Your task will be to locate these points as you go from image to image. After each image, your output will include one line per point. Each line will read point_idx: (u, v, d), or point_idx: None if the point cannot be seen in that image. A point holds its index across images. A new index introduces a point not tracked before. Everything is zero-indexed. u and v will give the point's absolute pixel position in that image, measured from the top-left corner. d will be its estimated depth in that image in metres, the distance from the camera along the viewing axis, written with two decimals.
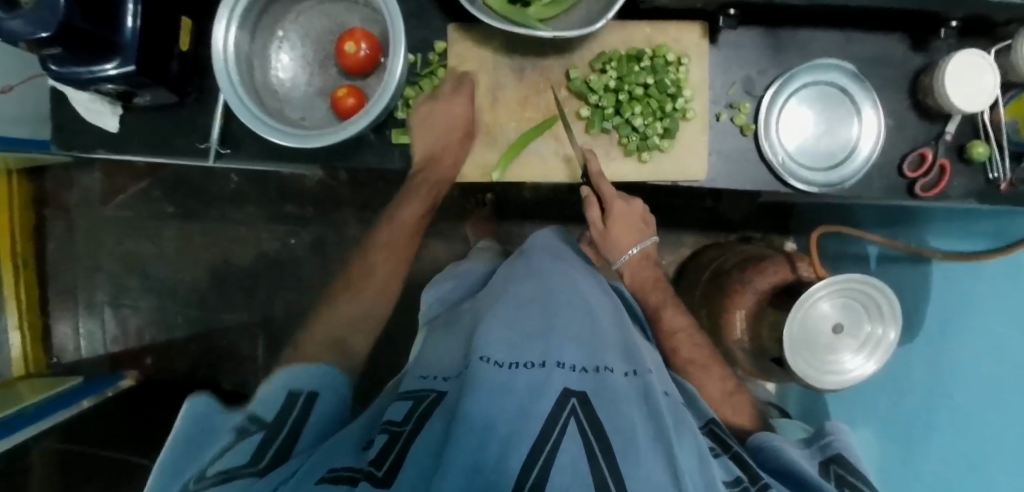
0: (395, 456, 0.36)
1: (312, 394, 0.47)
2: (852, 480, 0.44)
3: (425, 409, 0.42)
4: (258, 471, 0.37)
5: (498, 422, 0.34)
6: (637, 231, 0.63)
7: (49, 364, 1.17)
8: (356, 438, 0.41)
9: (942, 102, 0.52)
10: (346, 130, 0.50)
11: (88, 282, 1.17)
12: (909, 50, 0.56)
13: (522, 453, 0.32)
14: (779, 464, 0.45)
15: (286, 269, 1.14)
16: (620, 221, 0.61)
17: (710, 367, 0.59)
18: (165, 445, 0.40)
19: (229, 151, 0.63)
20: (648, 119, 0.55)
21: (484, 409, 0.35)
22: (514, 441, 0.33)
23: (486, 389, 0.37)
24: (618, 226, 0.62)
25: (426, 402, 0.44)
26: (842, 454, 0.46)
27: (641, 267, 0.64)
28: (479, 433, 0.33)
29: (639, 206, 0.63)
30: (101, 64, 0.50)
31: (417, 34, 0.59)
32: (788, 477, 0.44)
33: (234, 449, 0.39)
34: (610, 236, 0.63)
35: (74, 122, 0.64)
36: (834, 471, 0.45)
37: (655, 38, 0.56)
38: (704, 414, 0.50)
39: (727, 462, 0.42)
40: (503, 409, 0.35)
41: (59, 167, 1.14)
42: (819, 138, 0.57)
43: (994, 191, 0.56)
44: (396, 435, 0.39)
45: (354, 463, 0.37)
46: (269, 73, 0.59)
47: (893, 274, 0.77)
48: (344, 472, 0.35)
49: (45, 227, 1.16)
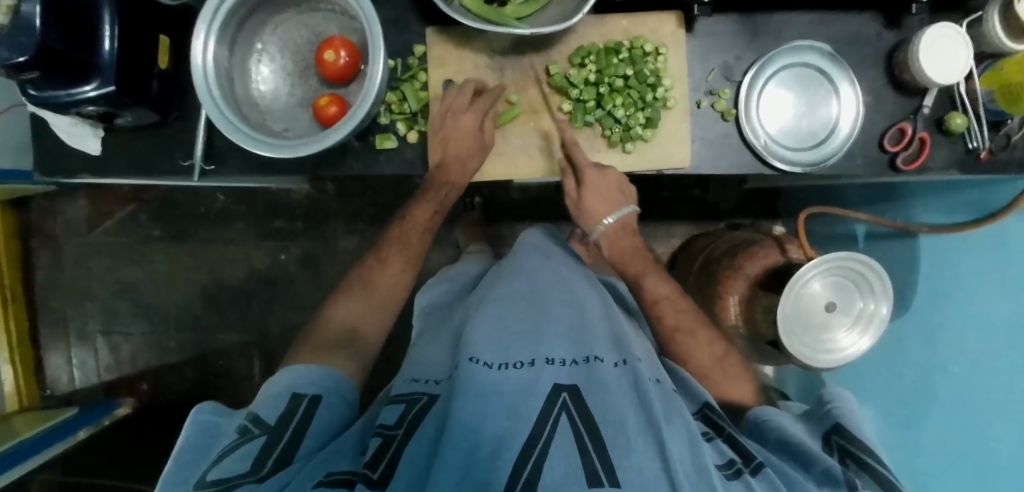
0: (390, 458, 0.37)
1: (316, 397, 0.47)
2: (852, 449, 0.43)
3: (417, 414, 0.42)
4: (255, 476, 0.37)
5: (486, 427, 0.35)
6: (617, 201, 0.59)
7: (42, 396, 1.15)
8: (355, 440, 0.42)
9: (918, 76, 0.53)
10: (330, 136, 0.50)
11: (78, 310, 1.16)
12: (881, 28, 0.57)
13: (512, 457, 0.33)
14: (780, 438, 0.45)
15: (279, 285, 1.14)
16: (597, 192, 0.58)
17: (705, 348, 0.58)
18: (174, 451, 0.42)
19: (213, 167, 0.62)
20: (630, 110, 0.56)
21: (473, 417, 0.35)
22: (502, 446, 0.34)
23: (474, 391, 0.38)
24: (592, 197, 0.58)
25: (420, 404, 0.44)
26: (842, 425, 0.45)
27: (618, 236, 0.63)
28: (469, 440, 0.34)
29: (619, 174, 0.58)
30: (79, 86, 0.50)
31: (396, 39, 0.59)
32: (790, 453, 0.44)
33: (238, 450, 0.39)
34: (583, 207, 0.60)
35: (55, 148, 0.64)
36: (835, 444, 0.44)
37: (632, 30, 0.57)
38: (699, 399, 0.50)
39: (720, 445, 0.42)
40: (493, 413, 0.36)
41: (42, 197, 1.13)
42: (800, 119, 0.57)
43: (975, 161, 0.57)
44: (389, 439, 0.39)
45: (353, 466, 0.38)
46: (250, 86, 0.59)
47: (882, 250, 0.78)
48: (340, 476, 0.37)
49: (32, 258, 1.15)
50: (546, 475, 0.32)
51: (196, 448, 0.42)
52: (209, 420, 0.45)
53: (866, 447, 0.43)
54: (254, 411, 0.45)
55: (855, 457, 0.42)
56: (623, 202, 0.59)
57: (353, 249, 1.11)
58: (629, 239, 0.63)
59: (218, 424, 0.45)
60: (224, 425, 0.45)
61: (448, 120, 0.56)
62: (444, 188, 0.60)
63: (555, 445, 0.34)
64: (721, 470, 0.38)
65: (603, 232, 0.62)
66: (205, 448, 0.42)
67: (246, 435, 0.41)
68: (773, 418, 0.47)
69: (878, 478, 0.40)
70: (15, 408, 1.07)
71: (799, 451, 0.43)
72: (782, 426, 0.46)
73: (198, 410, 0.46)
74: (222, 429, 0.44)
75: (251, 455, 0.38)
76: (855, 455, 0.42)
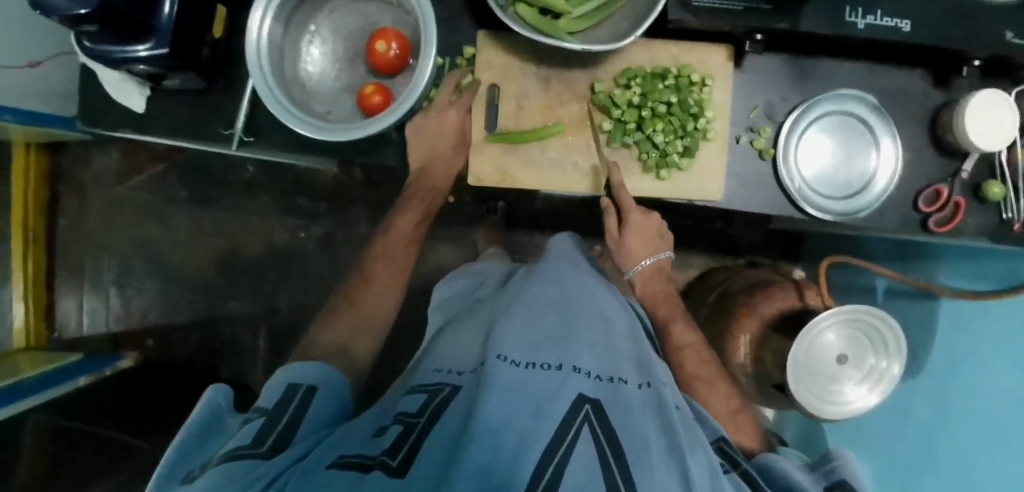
0: (409, 448, 0.35)
1: (311, 387, 0.48)
2: None
3: (438, 405, 0.41)
4: (256, 451, 0.37)
5: (512, 425, 0.34)
6: (655, 244, 0.64)
7: (49, 338, 1.17)
8: (370, 428, 0.41)
9: (960, 139, 0.52)
10: (370, 126, 0.51)
11: (95, 260, 1.18)
12: (931, 87, 0.57)
13: (535, 455, 0.32)
14: (787, 486, 0.44)
15: (293, 262, 1.15)
16: (639, 234, 0.62)
17: (717, 391, 0.59)
18: (179, 431, 0.41)
19: (251, 139, 0.63)
20: (670, 137, 0.56)
21: (500, 411, 0.34)
22: (526, 445, 0.32)
23: (502, 387, 0.37)
24: (635, 239, 0.62)
25: (441, 395, 0.43)
26: (849, 481, 0.45)
27: (652, 279, 0.65)
28: (493, 434, 0.32)
29: (656, 219, 0.63)
30: (133, 45, 0.51)
31: (446, 38, 0.60)
32: None
33: (239, 433, 0.39)
34: (623, 246, 0.63)
35: (104, 101, 0.65)
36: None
37: (681, 58, 0.57)
38: (715, 432, 0.49)
39: (736, 479, 0.41)
40: (518, 411, 0.35)
41: (77, 145, 1.16)
42: (837, 168, 0.57)
43: (1005, 231, 0.56)
44: (409, 429, 0.38)
45: (367, 450, 0.36)
46: (298, 66, 0.60)
47: (900, 308, 0.77)
48: (353, 459, 0.35)
49: (58, 203, 1.18)
50: (567, 480, 0.30)
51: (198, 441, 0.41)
52: (211, 410, 0.45)
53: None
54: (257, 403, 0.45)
55: None
56: (660, 246, 0.64)
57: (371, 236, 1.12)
58: (662, 282, 0.66)
59: (224, 416, 0.44)
60: (226, 420, 0.44)
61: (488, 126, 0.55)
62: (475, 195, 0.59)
63: (576, 452, 0.33)
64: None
65: (640, 273, 0.64)
66: (208, 438, 0.42)
67: (246, 423, 0.41)
68: (780, 464, 0.47)
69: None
70: (22, 346, 1.09)
71: None
72: (789, 473, 0.45)
73: (211, 391, 0.45)
74: (224, 424, 0.44)
75: (251, 435, 0.39)
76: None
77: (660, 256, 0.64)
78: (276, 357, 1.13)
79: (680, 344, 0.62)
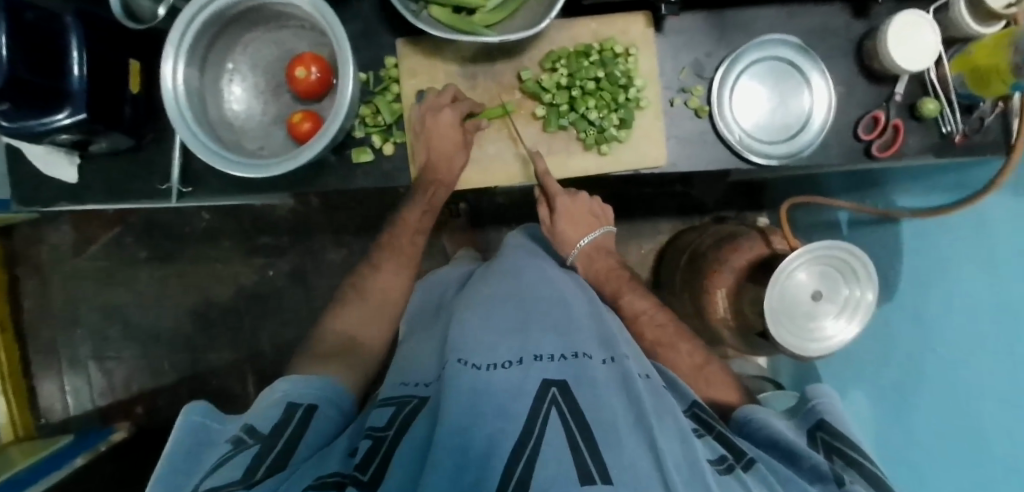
0: (380, 460, 0.38)
1: (310, 407, 0.48)
2: (838, 445, 0.44)
3: (408, 413, 0.44)
4: (246, 482, 0.36)
5: (478, 427, 0.35)
6: (589, 223, 0.66)
7: (37, 425, 1.15)
8: (344, 445, 0.42)
9: (887, 63, 0.53)
10: (305, 153, 0.50)
11: (69, 337, 1.15)
12: (850, 18, 0.57)
13: (506, 453, 0.33)
14: (766, 436, 0.45)
15: (269, 301, 1.13)
16: (569, 218, 0.65)
17: (679, 352, 0.59)
18: (161, 456, 0.41)
19: (191, 189, 0.62)
20: (603, 112, 0.56)
21: (465, 414, 0.36)
22: (496, 443, 0.34)
23: (465, 391, 0.38)
24: (567, 223, 0.65)
25: (410, 405, 0.45)
26: (827, 421, 0.47)
27: (595, 257, 0.66)
28: (461, 442, 0.34)
29: (586, 200, 0.66)
30: (52, 115, 0.50)
31: (366, 52, 0.59)
32: (775, 448, 0.44)
33: (233, 459, 0.38)
34: (560, 233, 0.66)
35: (31, 178, 0.63)
36: (822, 440, 0.46)
37: (601, 32, 0.57)
38: (688, 398, 0.50)
39: (712, 442, 0.42)
40: (484, 412, 0.37)
41: (27, 225, 1.13)
42: (774, 113, 0.58)
43: (949, 144, 0.57)
44: (379, 441, 0.40)
45: (342, 467, 0.38)
46: (223, 107, 0.59)
47: (865, 237, 0.78)
48: (330, 479, 0.36)
49: (20, 287, 1.15)
50: (538, 471, 0.31)
51: (185, 458, 0.41)
52: (198, 424, 0.44)
53: (850, 441, 0.44)
54: (249, 421, 0.45)
55: (842, 454, 0.43)
56: (595, 224, 0.66)
57: (342, 261, 1.11)
58: (606, 259, 0.67)
59: (209, 429, 0.44)
60: (213, 433, 0.44)
61: (441, 107, 0.56)
62: (444, 184, 0.58)
63: (546, 441, 0.34)
64: (714, 466, 0.37)
65: (580, 255, 0.66)
66: (195, 456, 0.41)
67: (241, 445, 0.41)
68: (759, 415, 0.48)
69: (865, 475, 0.41)
70: (10, 439, 1.07)
71: (787, 449, 0.43)
72: (767, 423, 0.46)
73: (187, 411, 0.45)
74: (210, 437, 0.43)
75: (244, 465, 0.38)
76: (842, 451, 0.44)
77: (597, 233, 0.66)
78: None
79: (654, 314, 0.62)
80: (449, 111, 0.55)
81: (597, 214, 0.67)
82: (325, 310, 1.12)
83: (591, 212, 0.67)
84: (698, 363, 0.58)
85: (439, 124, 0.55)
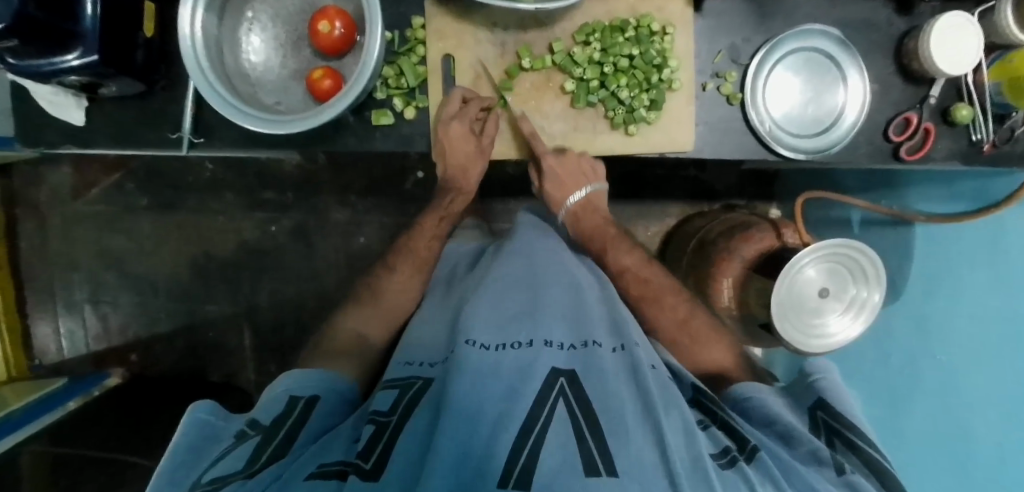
0: (383, 448, 0.37)
1: (312, 398, 0.50)
2: (838, 426, 0.45)
3: (412, 399, 0.44)
4: (246, 472, 0.37)
5: (483, 411, 0.36)
6: (579, 181, 0.62)
7: (31, 365, 1.15)
8: (349, 431, 0.43)
9: (927, 66, 0.52)
10: (323, 113, 0.48)
11: (65, 280, 1.15)
12: (893, 14, 0.55)
13: (512, 435, 0.34)
14: (766, 413, 0.46)
15: (270, 258, 1.13)
16: (557, 180, 0.60)
17: (697, 349, 0.60)
18: (166, 452, 0.41)
19: (202, 140, 0.60)
20: (634, 91, 0.55)
21: (472, 398, 0.37)
22: (502, 427, 0.35)
23: (472, 373, 0.39)
24: (553, 186, 0.61)
25: (414, 388, 0.45)
26: (826, 400, 0.47)
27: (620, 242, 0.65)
28: (466, 427, 0.34)
29: (576, 154, 0.59)
30: (61, 55, 0.48)
31: (393, 10, 0.57)
32: (775, 426, 0.45)
33: (234, 450, 0.40)
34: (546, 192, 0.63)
35: (37, 117, 0.61)
36: (821, 419, 0.46)
37: (639, 7, 0.55)
38: (688, 384, 0.51)
39: (715, 433, 0.42)
40: (489, 396, 0.38)
41: (25, 164, 1.11)
42: (806, 105, 0.56)
43: (977, 153, 0.56)
44: (383, 427, 0.40)
45: (346, 456, 0.38)
46: (239, 57, 0.57)
47: (875, 237, 0.78)
48: (333, 466, 0.37)
49: (18, 226, 1.14)
50: (544, 459, 0.32)
51: (188, 456, 0.41)
52: (203, 420, 0.45)
53: (849, 422, 0.45)
54: (250, 416, 0.46)
55: (841, 436, 0.44)
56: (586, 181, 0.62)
57: (346, 223, 1.10)
58: (593, 216, 0.66)
59: (217, 427, 0.45)
60: (217, 428, 0.45)
61: (452, 116, 0.56)
62: (462, 191, 0.66)
63: (550, 432, 0.35)
64: (715, 459, 0.38)
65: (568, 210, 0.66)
66: (198, 451, 0.42)
67: (242, 438, 0.42)
68: (757, 396, 0.48)
69: (866, 460, 0.41)
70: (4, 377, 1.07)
71: (784, 432, 0.44)
72: (765, 403, 0.47)
73: (195, 407, 0.46)
74: (214, 433, 0.44)
75: (245, 456, 0.39)
76: (841, 434, 0.44)
77: (585, 191, 0.63)
78: (268, 355, 1.12)
79: (675, 304, 0.63)
80: (459, 123, 0.56)
81: (589, 169, 0.61)
82: (326, 270, 1.12)
83: (580, 169, 0.60)
84: (714, 360, 0.60)
85: (452, 136, 0.56)
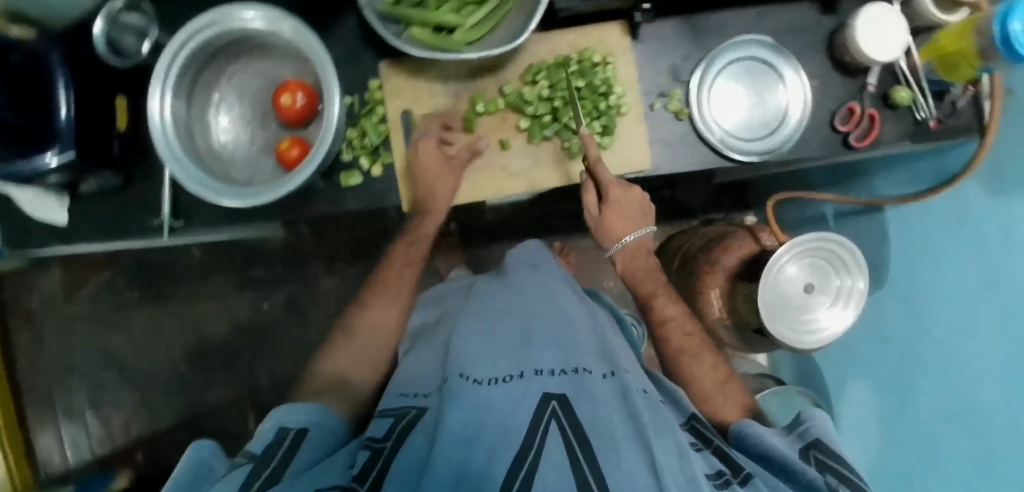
0: (377, 473, 0.37)
1: (302, 430, 0.47)
2: (832, 463, 0.43)
3: (405, 426, 0.43)
4: None
5: (477, 437, 0.36)
6: (636, 221, 0.61)
7: (35, 480, 1.12)
8: (341, 459, 0.41)
9: (857, 57, 0.55)
10: (289, 182, 0.50)
11: (64, 385, 1.14)
12: (819, 15, 0.59)
13: (506, 459, 0.34)
14: (763, 451, 0.45)
15: (265, 335, 1.13)
16: (619, 210, 0.59)
17: (703, 363, 0.59)
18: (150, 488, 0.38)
19: (182, 223, 0.62)
20: (586, 120, 0.57)
21: (464, 423, 0.37)
22: (497, 455, 0.34)
23: (466, 400, 0.39)
24: (615, 217, 0.59)
25: (408, 417, 0.45)
26: (822, 439, 0.45)
27: (635, 256, 0.63)
28: (461, 452, 0.34)
29: (638, 192, 0.59)
30: (40, 157, 0.49)
31: (351, 77, 0.60)
32: (771, 464, 0.44)
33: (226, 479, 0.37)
34: (604, 224, 0.60)
35: (21, 228, 0.63)
36: (814, 457, 0.44)
37: (579, 42, 0.59)
38: (686, 410, 0.50)
39: (709, 457, 0.43)
40: (484, 424, 0.37)
41: (18, 274, 1.13)
42: (752, 110, 0.59)
43: (925, 130, 0.58)
44: (377, 453, 0.40)
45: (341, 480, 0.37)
46: (210, 138, 0.59)
47: (852, 227, 0.79)
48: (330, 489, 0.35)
49: (13, 338, 1.14)
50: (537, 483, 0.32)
51: None
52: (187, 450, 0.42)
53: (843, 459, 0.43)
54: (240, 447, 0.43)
55: (836, 472, 0.42)
56: (642, 222, 0.61)
57: (337, 288, 1.11)
58: (646, 258, 0.64)
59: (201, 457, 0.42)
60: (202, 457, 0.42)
61: (425, 145, 0.58)
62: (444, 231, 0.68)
63: (546, 452, 0.35)
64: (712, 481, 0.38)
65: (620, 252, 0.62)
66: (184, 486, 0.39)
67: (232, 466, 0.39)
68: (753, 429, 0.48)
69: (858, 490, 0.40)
70: None
71: (781, 462, 0.43)
72: (760, 437, 0.47)
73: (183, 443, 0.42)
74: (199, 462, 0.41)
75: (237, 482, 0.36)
76: (835, 470, 0.42)
77: (641, 232, 0.61)
78: None
79: (684, 320, 0.62)
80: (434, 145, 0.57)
81: (644, 211, 0.61)
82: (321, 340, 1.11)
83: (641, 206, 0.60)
84: (721, 378, 0.59)
85: (426, 168, 0.58)
